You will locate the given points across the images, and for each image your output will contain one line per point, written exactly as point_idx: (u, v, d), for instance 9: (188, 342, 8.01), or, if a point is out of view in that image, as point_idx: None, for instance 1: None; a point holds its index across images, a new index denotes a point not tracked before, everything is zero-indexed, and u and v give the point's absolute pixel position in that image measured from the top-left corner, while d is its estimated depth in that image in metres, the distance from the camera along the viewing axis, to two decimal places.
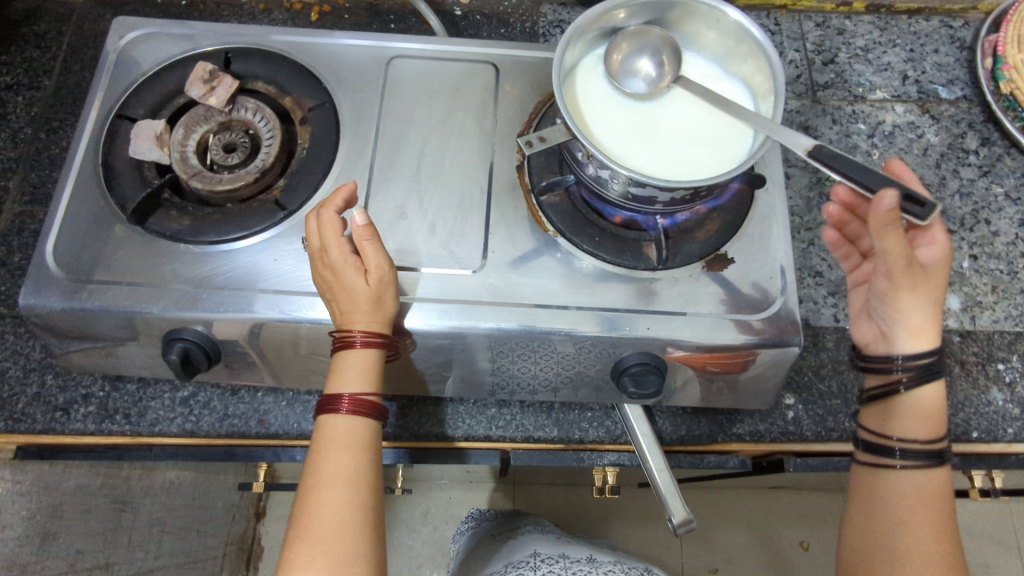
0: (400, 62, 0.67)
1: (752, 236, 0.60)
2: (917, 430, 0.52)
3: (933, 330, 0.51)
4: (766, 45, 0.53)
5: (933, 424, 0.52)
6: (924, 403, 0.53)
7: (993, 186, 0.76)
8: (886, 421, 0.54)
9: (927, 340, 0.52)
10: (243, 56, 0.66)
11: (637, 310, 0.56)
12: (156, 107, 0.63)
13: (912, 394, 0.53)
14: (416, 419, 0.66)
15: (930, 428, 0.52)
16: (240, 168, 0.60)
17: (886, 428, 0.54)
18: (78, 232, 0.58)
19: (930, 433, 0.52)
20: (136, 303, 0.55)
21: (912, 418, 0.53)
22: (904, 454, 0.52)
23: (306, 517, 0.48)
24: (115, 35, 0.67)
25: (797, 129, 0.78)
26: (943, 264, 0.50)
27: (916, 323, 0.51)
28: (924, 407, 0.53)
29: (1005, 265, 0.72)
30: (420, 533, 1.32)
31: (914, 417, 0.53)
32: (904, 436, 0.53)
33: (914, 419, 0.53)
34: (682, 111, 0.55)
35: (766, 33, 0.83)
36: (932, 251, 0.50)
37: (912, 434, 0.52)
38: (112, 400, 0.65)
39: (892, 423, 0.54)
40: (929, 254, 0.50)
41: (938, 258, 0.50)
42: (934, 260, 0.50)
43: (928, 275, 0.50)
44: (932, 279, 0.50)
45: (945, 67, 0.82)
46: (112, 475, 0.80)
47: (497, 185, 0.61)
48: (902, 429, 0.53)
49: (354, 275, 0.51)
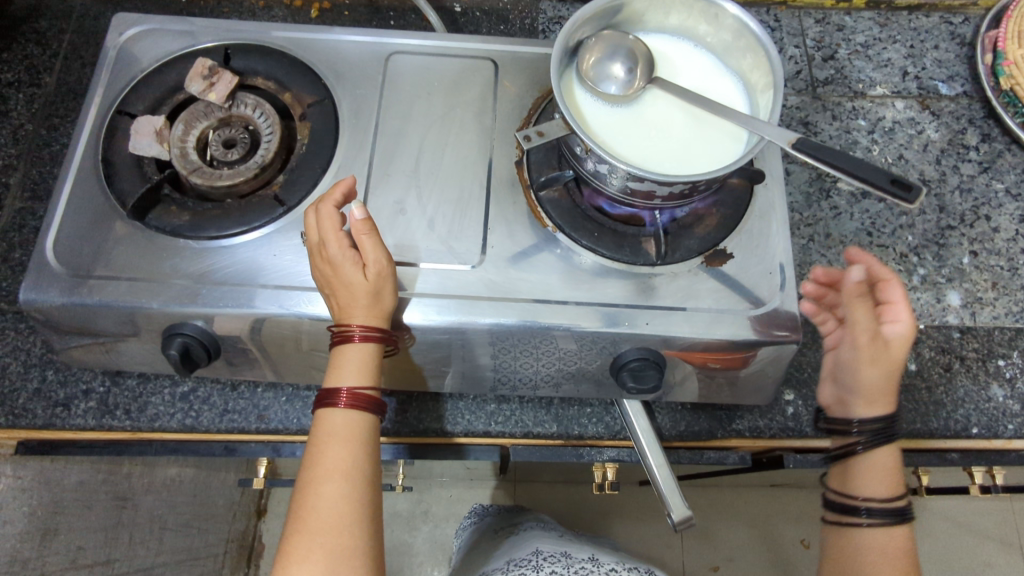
0: (400, 58, 0.67)
1: (751, 231, 0.60)
2: (878, 487, 0.55)
3: (887, 401, 0.56)
4: (763, 39, 0.53)
5: (892, 481, 0.56)
6: (881, 462, 0.56)
7: (994, 182, 0.75)
8: (848, 480, 0.57)
9: (885, 405, 0.56)
10: (243, 52, 0.66)
11: (636, 306, 0.56)
12: (156, 103, 0.63)
13: (867, 455, 0.56)
14: (415, 415, 0.66)
15: (888, 485, 0.55)
16: (240, 164, 0.60)
17: (850, 487, 0.57)
18: (78, 228, 0.58)
19: (890, 490, 0.55)
20: (137, 298, 0.55)
21: (873, 478, 0.56)
22: (870, 512, 0.55)
23: (304, 511, 0.48)
24: (115, 32, 0.67)
25: (797, 125, 0.78)
26: (904, 340, 0.55)
27: (875, 391, 0.56)
28: (880, 466, 0.56)
29: (1006, 261, 0.72)
30: (420, 530, 1.32)
31: (874, 476, 0.56)
32: (867, 495, 0.55)
33: (874, 479, 0.56)
34: (665, 113, 0.55)
35: (766, 30, 0.83)
36: (895, 327, 0.56)
37: (873, 493, 0.55)
38: (112, 396, 0.65)
39: (855, 483, 0.56)
40: (892, 330, 0.56)
41: (900, 334, 0.55)
42: (896, 336, 0.55)
43: (887, 348, 0.55)
44: (892, 353, 0.55)
45: (945, 63, 0.82)
46: (113, 472, 0.80)
47: (496, 181, 0.61)
48: (865, 489, 0.56)
49: (352, 270, 0.51)
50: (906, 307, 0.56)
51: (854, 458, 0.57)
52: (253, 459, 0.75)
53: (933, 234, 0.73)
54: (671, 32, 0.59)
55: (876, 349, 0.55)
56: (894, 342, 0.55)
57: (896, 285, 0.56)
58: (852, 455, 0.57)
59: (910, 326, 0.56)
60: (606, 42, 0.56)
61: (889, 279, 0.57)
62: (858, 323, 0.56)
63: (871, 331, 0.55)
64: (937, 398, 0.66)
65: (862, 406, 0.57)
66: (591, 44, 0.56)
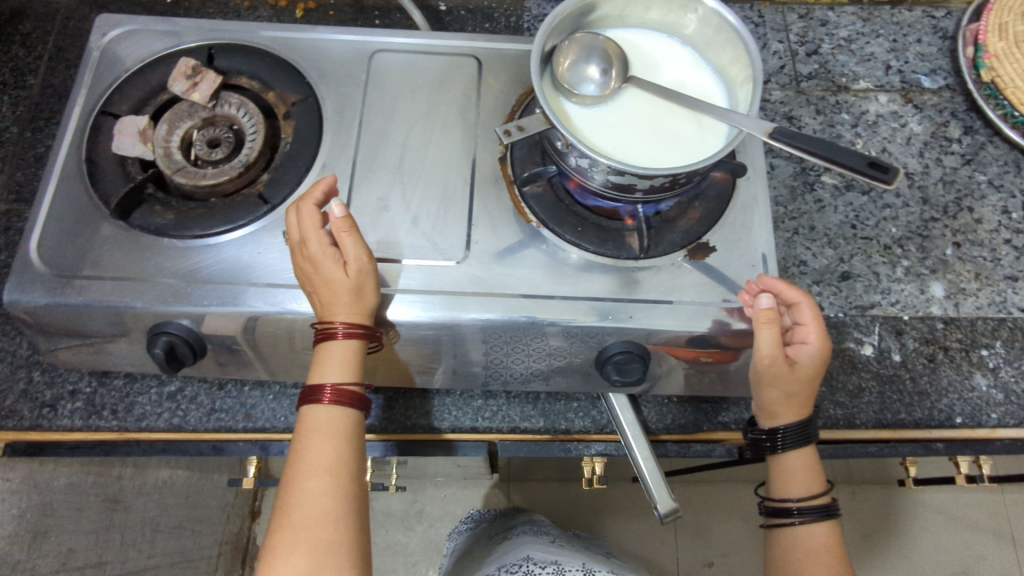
0: (383, 56, 0.67)
1: (734, 225, 0.60)
2: (801, 487, 0.58)
3: (795, 413, 0.57)
4: (742, 33, 0.53)
5: (812, 478, 0.58)
6: (798, 462, 0.58)
7: (976, 174, 0.76)
8: (774, 485, 0.59)
9: (792, 419, 0.57)
10: (226, 52, 0.66)
11: (620, 299, 0.57)
12: (140, 103, 0.63)
13: (783, 458, 0.58)
14: (403, 412, 0.66)
15: (809, 482, 0.58)
16: (223, 163, 0.60)
17: (778, 491, 0.59)
18: (62, 229, 0.58)
19: (812, 487, 0.58)
20: (121, 297, 0.55)
21: (794, 480, 0.58)
22: (801, 511, 0.57)
23: (288, 506, 0.49)
24: (98, 32, 0.67)
25: (780, 119, 0.78)
26: (812, 363, 0.56)
27: (782, 407, 0.57)
28: (799, 466, 0.58)
29: (989, 252, 0.72)
30: (415, 531, 1.32)
31: (796, 478, 0.58)
32: (794, 497, 0.58)
33: (795, 480, 0.58)
34: (640, 111, 0.55)
35: (750, 25, 0.84)
36: (804, 350, 0.56)
37: (799, 493, 0.58)
38: (99, 396, 0.65)
39: (781, 487, 0.58)
40: (801, 353, 0.56)
41: (807, 357, 0.56)
42: (804, 358, 0.56)
43: (796, 371, 0.55)
44: (801, 374, 0.55)
45: (928, 56, 0.82)
46: (103, 474, 0.80)
47: (480, 177, 0.62)
48: (791, 491, 0.58)
49: (332, 267, 0.51)
50: (816, 330, 0.56)
51: (774, 462, 0.59)
52: (242, 459, 0.75)
53: (916, 226, 0.73)
54: (652, 26, 0.59)
55: (786, 371, 0.55)
56: (803, 365, 0.55)
57: (807, 307, 0.56)
58: (772, 457, 0.59)
59: (819, 350, 0.56)
60: (581, 42, 0.56)
61: (801, 302, 0.56)
62: (764, 348, 0.54)
63: (780, 354, 0.54)
64: (921, 389, 0.66)
65: (770, 419, 0.58)
66: (566, 43, 0.56)
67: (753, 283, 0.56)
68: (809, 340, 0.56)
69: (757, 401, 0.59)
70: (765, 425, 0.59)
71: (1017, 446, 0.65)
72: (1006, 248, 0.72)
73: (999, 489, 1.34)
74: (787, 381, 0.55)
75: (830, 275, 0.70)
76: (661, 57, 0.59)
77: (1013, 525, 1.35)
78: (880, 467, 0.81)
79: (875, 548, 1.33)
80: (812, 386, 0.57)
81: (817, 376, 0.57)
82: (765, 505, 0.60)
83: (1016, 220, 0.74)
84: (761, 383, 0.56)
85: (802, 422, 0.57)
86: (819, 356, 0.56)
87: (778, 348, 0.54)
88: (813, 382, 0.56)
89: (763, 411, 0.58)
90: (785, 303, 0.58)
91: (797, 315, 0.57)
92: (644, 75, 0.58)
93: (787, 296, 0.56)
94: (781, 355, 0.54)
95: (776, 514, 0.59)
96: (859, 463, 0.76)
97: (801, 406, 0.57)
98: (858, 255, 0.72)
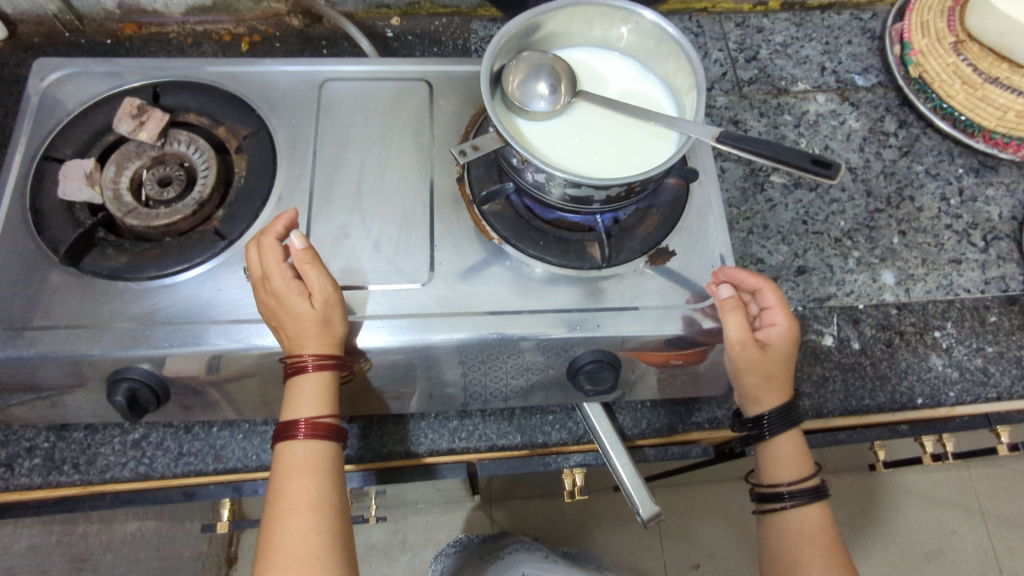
0: (333, 84, 0.67)
1: (691, 228, 0.62)
2: (792, 470, 0.59)
3: (774, 398, 0.58)
4: (682, 43, 0.55)
5: (801, 461, 0.59)
6: (787, 446, 0.59)
7: (914, 164, 0.80)
8: (764, 470, 0.60)
9: (774, 402, 0.58)
10: (172, 89, 0.65)
11: (587, 309, 0.57)
12: (85, 146, 0.62)
13: (772, 444, 0.59)
14: (378, 439, 0.65)
15: (799, 465, 0.59)
16: (176, 202, 0.59)
17: (768, 476, 0.60)
18: (8, 280, 0.56)
19: (802, 469, 0.59)
20: (77, 346, 0.54)
21: (784, 463, 0.59)
22: (792, 495, 0.58)
23: (272, 548, 0.47)
24: (36, 77, 0.65)
25: (726, 124, 0.81)
26: (782, 344, 0.57)
27: (763, 391, 0.58)
28: (788, 449, 0.59)
29: (932, 238, 0.75)
30: (400, 561, 1.29)
31: (785, 462, 0.59)
32: (785, 480, 0.59)
33: (785, 464, 0.59)
34: (589, 125, 0.57)
35: (690, 35, 0.87)
36: (773, 331, 0.58)
37: (788, 476, 0.59)
38: (59, 450, 0.62)
39: (771, 472, 0.59)
40: (771, 334, 0.58)
41: (777, 338, 0.58)
42: (775, 339, 0.58)
43: (768, 353, 0.57)
44: (773, 356, 0.57)
45: (859, 56, 0.87)
46: (66, 533, 0.77)
47: (439, 199, 0.62)
48: (781, 475, 0.59)
49: (298, 300, 0.50)
50: (782, 311, 0.58)
51: (763, 447, 0.60)
52: (214, 503, 0.72)
53: (863, 218, 0.76)
54: (596, 41, 0.61)
55: (758, 354, 0.56)
56: (774, 346, 0.57)
57: (769, 290, 0.58)
58: (761, 443, 0.60)
59: (788, 329, 0.58)
60: (528, 60, 0.57)
61: (763, 286, 0.58)
62: (733, 334, 0.55)
63: (751, 336, 0.55)
64: (881, 373, 0.69)
65: (754, 405, 0.59)
66: (514, 62, 0.57)
67: (717, 274, 0.59)
68: (776, 320, 0.58)
69: (739, 390, 0.60)
70: (750, 413, 0.60)
71: (975, 421, 0.69)
72: (948, 233, 0.76)
73: (964, 465, 1.39)
74: (762, 365, 0.56)
75: (787, 271, 0.73)
76: (608, 71, 0.60)
77: (980, 499, 1.40)
78: (852, 454, 0.83)
79: (855, 533, 1.35)
80: (786, 366, 0.58)
81: (789, 356, 0.58)
82: (758, 492, 0.61)
83: (954, 206, 0.77)
84: (737, 370, 0.57)
85: (784, 403, 0.58)
86: (789, 335, 0.58)
87: (746, 332, 0.55)
88: (786, 362, 0.58)
89: (746, 400, 0.60)
90: (748, 290, 0.60)
91: (761, 299, 0.59)
92: (592, 89, 0.59)
93: (748, 283, 0.58)
94: (751, 339, 0.55)
95: (768, 499, 0.60)
96: (830, 452, 0.78)
97: (781, 388, 0.58)
98: (811, 250, 0.74)
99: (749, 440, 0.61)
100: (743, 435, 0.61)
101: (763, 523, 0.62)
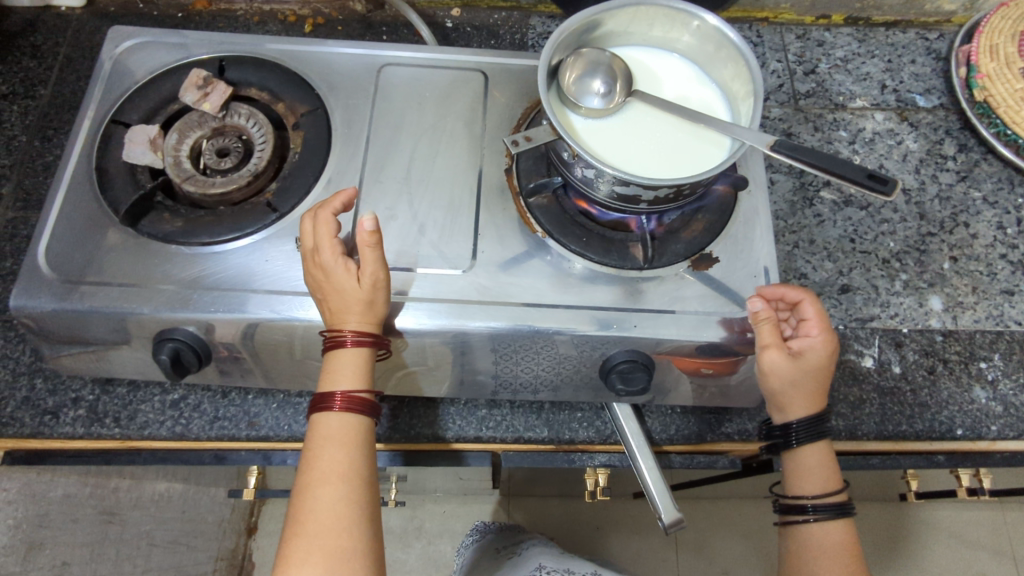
0: (391, 69, 0.68)
1: (736, 236, 0.61)
2: (818, 484, 0.58)
3: (802, 408, 0.57)
4: (743, 49, 0.54)
5: (827, 475, 0.58)
6: (814, 459, 0.58)
7: (971, 191, 0.78)
8: (790, 482, 0.59)
9: (802, 414, 0.57)
10: (237, 64, 0.67)
11: (624, 309, 0.57)
12: (151, 113, 0.64)
13: (797, 454, 0.59)
14: (407, 421, 0.66)
15: (825, 479, 0.58)
16: (233, 172, 0.61)
17: (793, 488, 0.59)
18: (71, 236, 0.58)
19: (828, 484, 0.58)
20: (128, 303, 0.56)
21: (809, 476, 0.58)
22: (816, 509, 0.57)
23: (301, 515, 0.49)
24: (110, 44, 0.68)
25: (780, 135, 0.80)
26: (815, 357, 0.57)
27: (791, 401, 0.57)
28: (814, 462, 0.58)
29: (985, 267, 0.73)
30: (414, 547, 1.30)
31: (811, 475, 0.58)
32: (809, 493, 0.58)
33: (809, 478, 0.58)
34: (641, 124, 0.56)
35: (749, 45, 0.86)
36: (808, 342, 0.57)
37: (814, 489, 0.58)
38: (102, 404, 0.64)
39: (796, 484, 0.59)
40: (805, 345, 0.57)
41: (811, 349, 0.57)
42: (808, 350, 0.57)
43: (800, 362, 0.56)
44: (803, 367, 0.56)
45: (922, 76, 0.85)
46: (100, 485, 0.80)
47: (486, 188, 0.63)
48: (806, 488, 0.58)
49: (345, 276, 0.52)
50: (819, 326, 0.58)
51: (789, 458, 0.59)
52: (242, 469, 0.74)
53: (914, 241, 0.75)
54: (655, 42, 0.61)
55: (790, 362, 0.55)
56: (806, 357, 0.56)
57: (810, 303, 0.58)
58: (788, 454, 0.59)
59: (824, 343, 0.57)
60: (586, 57, 0.57)
61: (804, 299, 0.58)
62: (762, 338, 0.55)
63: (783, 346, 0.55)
64: (921, 401, 0.67)
65: (781, 413, 0.59)
66: (572, 58, 0.57)
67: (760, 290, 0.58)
68: (812, 333, 0.58)
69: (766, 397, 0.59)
70: (778, 420, 0.60)
71: (1017, 459, 0.66)
72: (1002, 263, 0.73)
73: (996, 504, 1.35)
74: (794, 372, 0.55)
75: (830, 288, 0.71)
76: (665, 73, 0.60)
77: (1013, 542, 1.36)
78: (883, 482, 0.81)
79: (878, 562, 1.32)
80: (819, 380, 0.57)
81: (823, 371, 0.57)
82: (781, 503, 0.60)
83: (1011, 235, 0.75)
84: (764, 375, 0.56)
85: (814, 415, 0.57)
86: (823, 349, 0.57)
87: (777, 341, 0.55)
88: (819, 376, 0.57)
89: (774, 407, 0.59)
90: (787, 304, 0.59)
91: (801, 312, 0.59)
92: (647, 89, 0.59)
93: (790, 297, 0.58)
94: (782, 345, 0.55)
95: (791, 511, 0.59)
96: (861, 479, 0.76)
97: (809, 400, 0.57)
98: (857, 268, 0.73)
99: (776, 449, 0.61)
100: (771, 443, 0.61)
101: (784, 535, 0.61)
